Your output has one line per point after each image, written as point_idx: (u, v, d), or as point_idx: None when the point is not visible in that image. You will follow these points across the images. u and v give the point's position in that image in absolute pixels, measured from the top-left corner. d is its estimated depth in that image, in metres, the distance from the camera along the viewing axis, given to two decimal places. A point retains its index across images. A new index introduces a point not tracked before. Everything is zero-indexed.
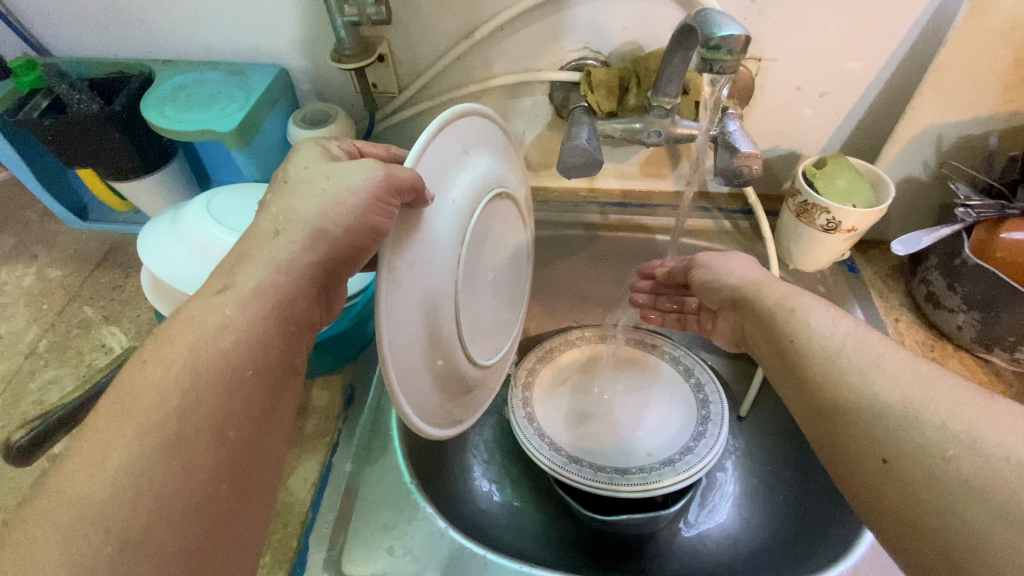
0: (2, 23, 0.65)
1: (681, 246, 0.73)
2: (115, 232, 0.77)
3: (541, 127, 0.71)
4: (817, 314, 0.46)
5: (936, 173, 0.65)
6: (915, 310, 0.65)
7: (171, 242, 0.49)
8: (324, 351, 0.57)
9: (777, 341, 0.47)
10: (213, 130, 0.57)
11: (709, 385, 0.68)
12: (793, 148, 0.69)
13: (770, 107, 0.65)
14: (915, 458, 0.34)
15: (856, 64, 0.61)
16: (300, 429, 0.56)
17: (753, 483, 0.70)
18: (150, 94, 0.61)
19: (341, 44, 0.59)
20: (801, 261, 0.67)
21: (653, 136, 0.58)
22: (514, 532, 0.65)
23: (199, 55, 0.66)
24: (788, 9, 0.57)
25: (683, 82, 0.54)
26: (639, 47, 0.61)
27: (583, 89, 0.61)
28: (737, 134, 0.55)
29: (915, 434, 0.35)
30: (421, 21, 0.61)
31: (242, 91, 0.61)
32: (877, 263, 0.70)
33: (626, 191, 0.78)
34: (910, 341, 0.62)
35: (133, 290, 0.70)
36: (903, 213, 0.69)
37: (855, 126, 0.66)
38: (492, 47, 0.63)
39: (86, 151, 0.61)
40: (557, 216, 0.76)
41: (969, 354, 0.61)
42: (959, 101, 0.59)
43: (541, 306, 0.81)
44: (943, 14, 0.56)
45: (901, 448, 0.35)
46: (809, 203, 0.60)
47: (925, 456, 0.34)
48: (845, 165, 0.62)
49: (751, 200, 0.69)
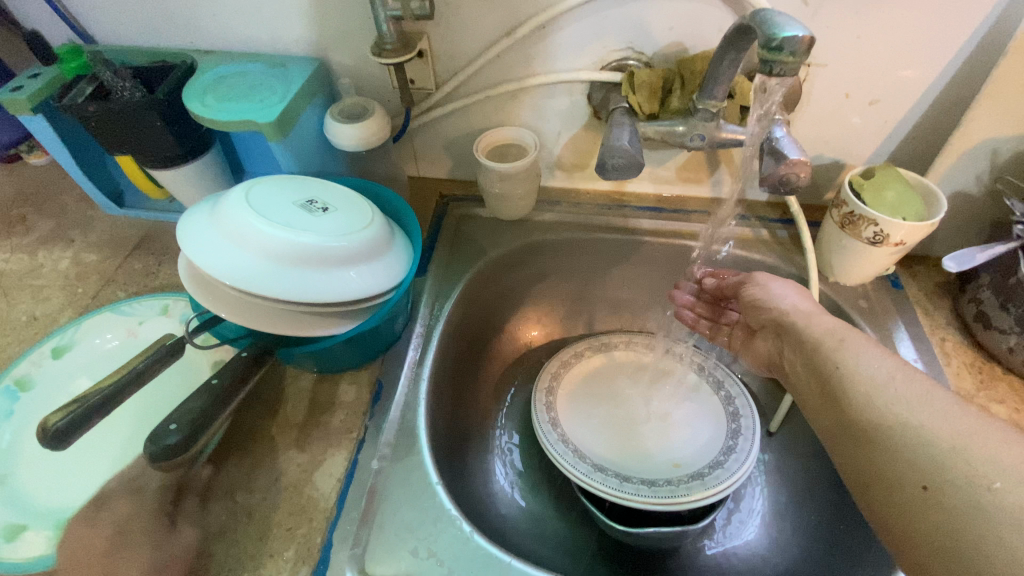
0: (52, 11, 0.66)
1: (716, 254, 0.72)
2: (150, 219, 0.78)
3: (577, 128, 0.70)
4: (862, 359, 0.44)
5: (990, 188, 0.62)
6: (962, 330, 0.63)
7: (210, 231, 0.49)
8: (355, 347, 0.57)
9: (821, 370, 0.47)
10: (252, 120, 0.57)
11: (740, 399, 0.66)
12: (837, 157, 0.67)
13: (816, 114, 0.63)
14: (960, 490, 0.35)
15: (909, 72, 0.59)
16: (326, 423, 0.56)
17: (784, 501, 0.67)
18: (192, 84, 0.62)
19: (382, 37, 0.58)
20: (843, 274, 0.65)
21: (695, 140, 0.56)
22: (535, 539, 0.64)
23: (240, 45, 0.66)
24: (840, 14, 0.55)
25: (730, 84, 0.53)
26: (684, 50, 0.60)
27: (624, 90, 0.60)
28: (785, 141, 0.54)
29: (960, 465, 0.36)
30: (462, 17, 0.60)
31: (281, 83, 0.61)
32: (922, 278, 0.68)
33: (660, 196, 0.77)
34: (956, 362, 0.60)
35: (165, 278, 0.70)
36: (952, 229, 0.67)
37: (905, 136, 0.64)
38: (532, 45, 0.62)
39: (128, 139, 0.61)
40: (589, 219, 0.75)
41: (1019, 378, 0.59)
42: (1020, 114, 0.56)
43: (568, 310, 0.80)
44: (1006, 23, 0.54)
45: (947, 481, 0.36)
46: (856, 214, 0.58)
47: (968, 489, 0.35)
48: (894, 176, 0.59)
49: (793, 209, 0.67)
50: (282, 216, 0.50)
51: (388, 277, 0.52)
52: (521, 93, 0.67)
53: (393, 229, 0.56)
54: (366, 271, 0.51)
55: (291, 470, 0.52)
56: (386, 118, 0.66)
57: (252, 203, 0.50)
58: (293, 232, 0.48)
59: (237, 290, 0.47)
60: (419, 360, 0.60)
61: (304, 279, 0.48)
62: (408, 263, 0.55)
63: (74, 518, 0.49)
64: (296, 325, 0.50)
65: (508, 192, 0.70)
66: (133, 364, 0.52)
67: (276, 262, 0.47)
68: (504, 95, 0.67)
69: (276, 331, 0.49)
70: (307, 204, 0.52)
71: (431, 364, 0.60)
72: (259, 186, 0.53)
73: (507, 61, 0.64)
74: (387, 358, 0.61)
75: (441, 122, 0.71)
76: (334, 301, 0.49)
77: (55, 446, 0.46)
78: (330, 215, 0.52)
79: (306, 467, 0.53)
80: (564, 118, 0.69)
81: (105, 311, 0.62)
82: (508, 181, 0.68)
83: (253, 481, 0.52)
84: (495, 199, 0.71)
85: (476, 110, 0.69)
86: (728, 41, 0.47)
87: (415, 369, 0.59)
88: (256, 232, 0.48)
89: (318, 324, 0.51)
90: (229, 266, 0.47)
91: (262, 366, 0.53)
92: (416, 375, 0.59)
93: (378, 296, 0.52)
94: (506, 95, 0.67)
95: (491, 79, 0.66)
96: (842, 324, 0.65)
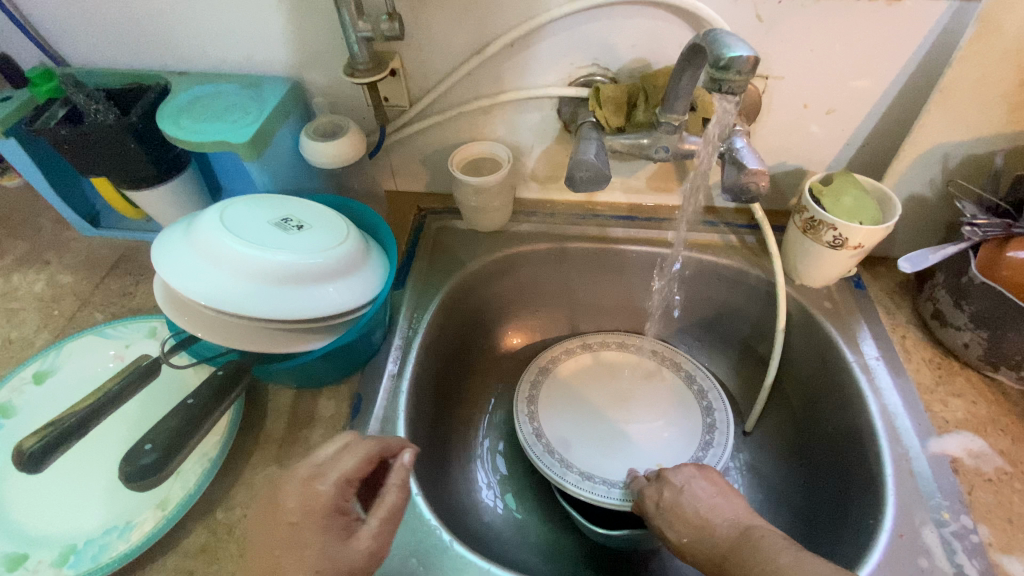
0: (23, 35, 0.67)
1: (688, 260, 0.74)
2: (127, 239, 0.78)
3: (549, 141, 0.71)
4: None
5: (942, 191, 0.65)
6: (922, 327, 0.65)
7: (186, 250, 0.50)
8: (334, 360, 0.57)
9: None
10: (226, 140, 0.58)
11: (712, 393, 0.69)
12: (799, 164, 0.70)
13: (776, 124, 0.66)
14: None
15: (862, 83, 0.61)
16: (305, 439, 0.57)
17: (760, 498, 0.68)
18: (166, 105, 0.62)
19: (354, 58, 0.60)
20: (808, 277, 0.67)
21: (660, 152, 0.59)
22: (517, 546, 0.65)
23: (214, 65, 0.67)
24: (793, 30, 0.58)
25: (691, 99, 0.55)
26: (648, 65, 0.62)
27: (591, 105, 0.62)
28: (744, 151, 0.56)
29: None
30: (434, 37, 0.62)
31: (256, 103, 0.62)
32: (884, 279, 0.70)
33: (633, 205, 0.79)
34: (915, 358, 0.62)
35: (143, 299, 0.70)
36: (910, 230, 0.69)
37: (861, 143, 0.67)
38: (502, 63, 0.64)
39: (102, 161, 0.62)
40: (564, 229, 0.76)
41: (976, 372, 0.61)
42: (966, 121, 0.59)
43: (547, 318, 0.81)
44: (949, 36, 0.57)
45: None
46: (816, 219, 0.61)
47: None
48: (852, 182, 0.62)
49: (758, 215, 0.69)
50: (258, 235, 0.50)
51: (363, 292, 0.53)
52: (493, 109, 0.68)
53: (369, 244, 0.57)
54: (342, 287, 0.52)
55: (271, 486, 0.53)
56: (362, 135, 0.67)
57: (227, 224, 0.51)
58: (269, 251, 0.49)
59: (213, 311, 0.47)
60: (398, 372, 0.61)
61: (280, 297, 0.49)
62: (384, 277, 0.56)
63: (51, 541, 0.49)
64: (274, 342, 0.51)
65: (484, 205, 0.72)
66: (109, 386, 0.53)
67: (252, 282, 0.48)
68: (477, 111, 0.68)
69: (253, 349, 0.50)
70: (282, 222, 0.53)
71: (410, 375, 0.61)
72: (235, 205, 0.54)
73: (477, 79, 0.66)
74: (366, 372, 0.61)
75: (416, 138, 0.72)
76: (311, 316, 0.50)
77: (31, 471, 0.47)
78: (305, 233, 0.53)
79: None
80: (535, 132, 0.71)
81: (89, 334, 0.63)
82: (483, 195, 0.70)
83: (233, 498, 0.53)
84: (472, 211, 0.73)
85: (450, 126, 0.71)
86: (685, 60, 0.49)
87: (394, 381, 0.60)
88: (231, 251, 0.49)
89: (295, 340, 0.51)
90: (207, 288, 0.47)
91: (240, 383, 0.53)
92: (395, 388, 0.60)
93: (353, 310, 0.53)
94: (478, 111, 0.69)
95: (463, 95, 0.67)
96: (808, 326, 0.68)
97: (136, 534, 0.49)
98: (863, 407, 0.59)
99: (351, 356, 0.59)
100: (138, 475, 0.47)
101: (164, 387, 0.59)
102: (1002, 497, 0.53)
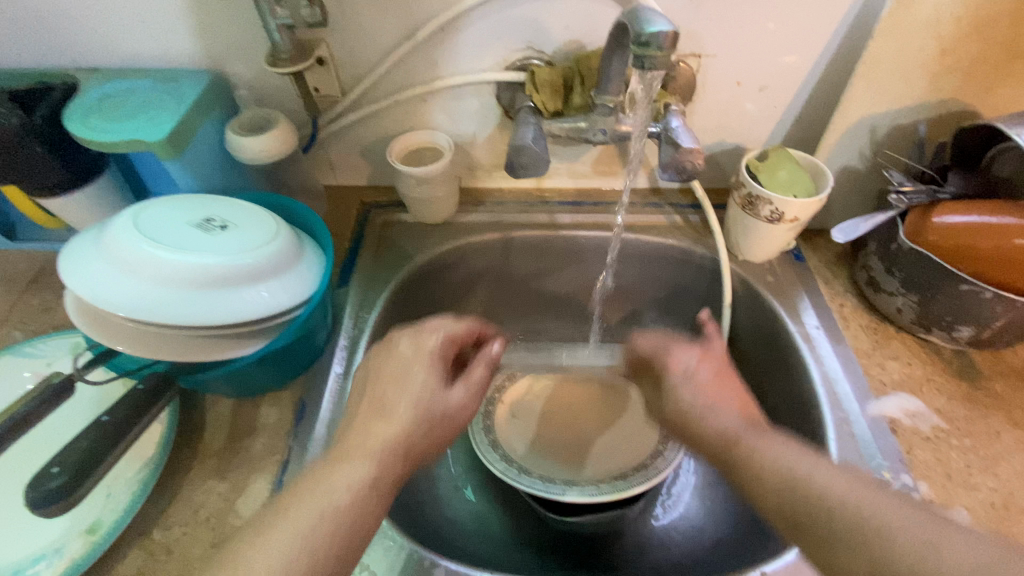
0: None
1: (635, 243, 0.74)
2: (45, 251, 0.73)
3: (490, 128, 0.70)
4: None
5: (872, 162, 0.67)
6: (859, 295, 0.67)
7: (98, 260, 0.46)
8: (271, 366, 0.54)
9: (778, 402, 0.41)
10: (140, 139, 0.54)
11: None
12: (737, 142, 0.71)
13: (712, 103, 0.67)
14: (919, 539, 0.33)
15: (791, 58, 0.62)
16: (248, 449, 0.54)
17: (715, 471, 0.70)
18: (74, 104, 0.58)
19: (276, 47, 0.57)
20: (750, 253, 0.69)
21: (598, 135, 0.57)
22: (479, 539, 0.65)
23: (124, 60, 0.62)
24: (721, 7, 0.58)
25: (625, 80, 0.55)
26: (582, 47, 0.61)
27: (528, 89, 0.61)
28: (679, 130, 0.56)
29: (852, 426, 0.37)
30: (362, 22, 0.59)
31: (174, 99, 0.59)
32: (822, 250, 0.72)
33: (580, 190, 0.78)
34: (853, 325, 0.64)
35: (66, 314, 0.66)
36: (844, 202, 0.71)
37: (795, 119, 0.68)
38: (435, 48, 0.62)
39: (6, 168, 0.57)
40: (511, 218, 0.75)
41: (910, 335, 0.64)
42: (889, 92, 0.61)
43: (501, 309, 0.80)
44: (869, 8, 0.58)
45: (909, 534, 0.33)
46: (753, 195, 0.62)
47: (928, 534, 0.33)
48: (785, 156, 0.63)
49: (699, 194, 0.70)
50: (179, 239, 0.48)
51: (295, 291, 0.51)
52: (430, 97, 0.66)
53: (302, 241, 0.55)
54: (271, 287, 0.50)
55: (212, 501, 0.50)
56: (293, 128, 0.64)
57: (141, 228, 0.48)
58: (190, 254, 0.47)
59: (129, 321, 0.44)
60: (344, 373, 0.59)
61: (203, 302, 0.46)
62: (320, 275, 0.54)
63: None
64: (200, 350, 0.48)
65: (428, 196, 0.70)
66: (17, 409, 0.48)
67: (171, 287, 0.46)
68: (413, 99, 0.66)
69: (177, 359, 0.47)
70: (204, 222, 0.51)
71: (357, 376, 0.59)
72: (151, 208, 0.50)
73: (411, 66, 0.63)
74: (310, 375, 0.59)
75: (352, 130, 0.70)
76: (241, 322, 0.47)
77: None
78: (229, 233, 0.50)
79: (227, 495, 0.51)
80: (476, 119, 0.69)
81: (4, 354, 0.58)
82: (426, 185, 0.68)
83: (170, 517, 0.50)
84: (415, 203, 0.71)
85: (387, 116, 0.68)
86: (613, 39, 0.49)
87: (340, 382, 0.58)
88: (149, 257, 0.46)
89: (223, 347, 0.49)
90: (124, 298, 0.45)
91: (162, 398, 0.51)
92: (342, 389, 0.58)
93: (286, 312, 0.50)
94: (415, 99, 0.67)
95: (397, 84, 0.65)
96: (753, 301, 0.69)
97: (63, 563, 0.45)
98: (806, 376, 0.61)
99: (292, 360, 0.57)
100: (45, 500, 0.43)
101: (90, 405, 0.55)
102: (938, 453, 0.55)
